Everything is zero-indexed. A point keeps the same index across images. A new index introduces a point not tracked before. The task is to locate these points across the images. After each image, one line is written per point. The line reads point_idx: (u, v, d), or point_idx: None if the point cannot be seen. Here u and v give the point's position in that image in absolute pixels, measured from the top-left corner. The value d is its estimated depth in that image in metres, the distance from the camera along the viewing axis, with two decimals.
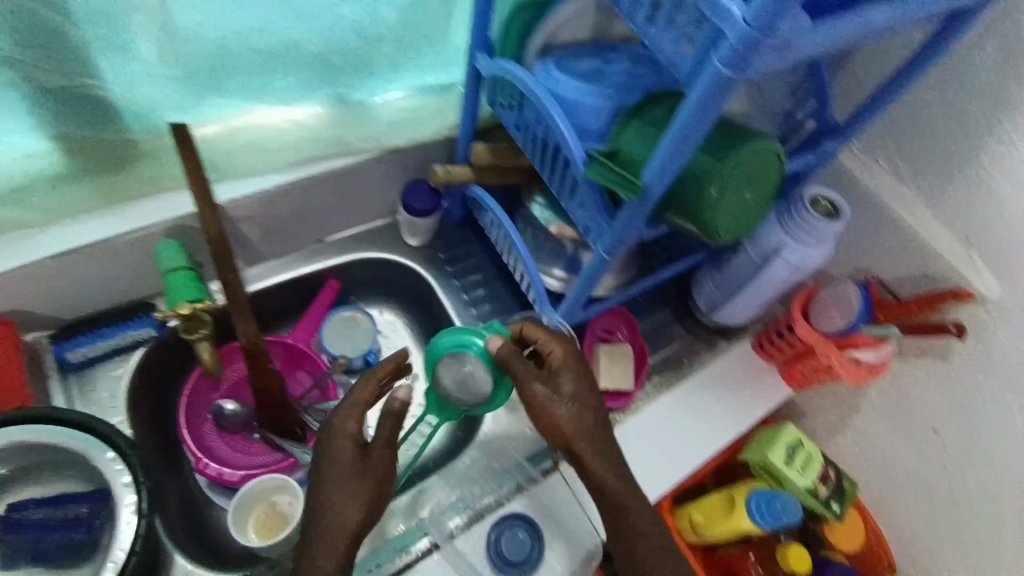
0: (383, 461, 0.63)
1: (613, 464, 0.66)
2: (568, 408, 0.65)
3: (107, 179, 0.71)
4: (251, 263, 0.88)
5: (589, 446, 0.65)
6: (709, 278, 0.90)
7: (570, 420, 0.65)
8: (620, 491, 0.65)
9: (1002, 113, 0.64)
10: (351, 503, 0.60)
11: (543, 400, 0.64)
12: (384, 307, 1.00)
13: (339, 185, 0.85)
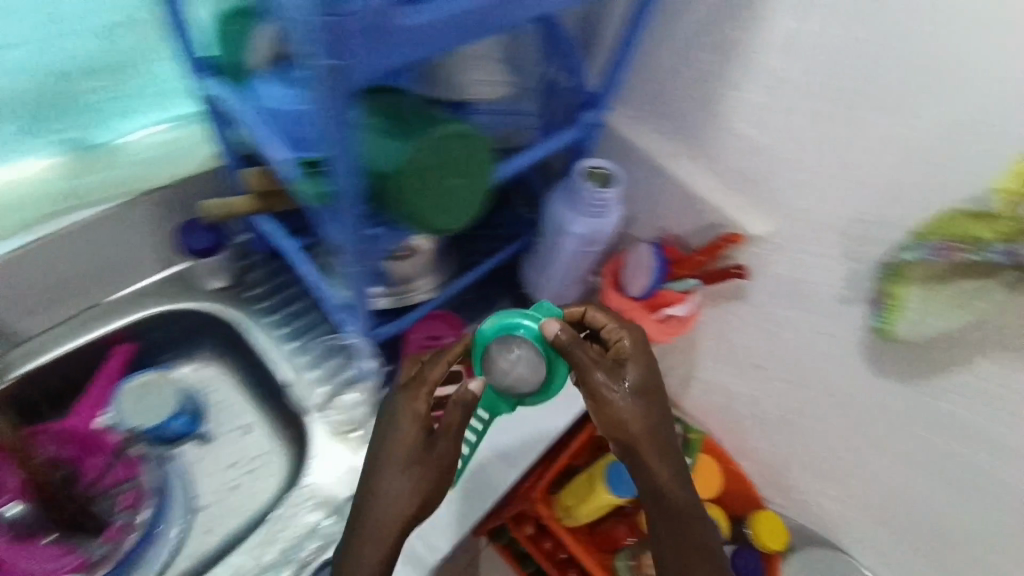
0: (448, 450, 0.63)
1: (667, 460, 0.65)
2: (651, 398, 0.64)
3: None
4: (12, 344, 0.78)
5: (648, 443, 0.63)
6: (529, 265, 0.89)
7: (644, 415, 0.63)
8: (666, 481, 0.65)
9: (728, 61, 0.66)
10: (403, 496, 0.62)
11: (603, 392, 0.62)
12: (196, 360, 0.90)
13: (103, 235, 0.79)
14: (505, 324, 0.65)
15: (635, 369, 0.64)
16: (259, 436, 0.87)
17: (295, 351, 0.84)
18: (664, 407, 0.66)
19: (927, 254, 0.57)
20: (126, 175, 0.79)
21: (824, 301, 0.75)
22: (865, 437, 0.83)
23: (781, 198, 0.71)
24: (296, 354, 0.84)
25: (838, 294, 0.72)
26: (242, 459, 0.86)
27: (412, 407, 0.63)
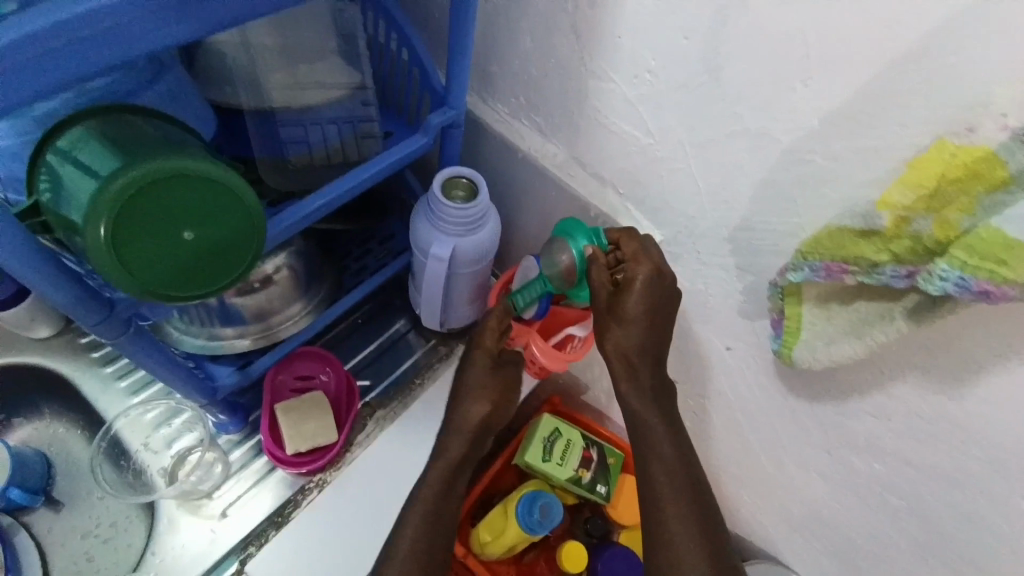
0: (509, 373, 0.73)
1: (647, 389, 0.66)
2: (624, 328, 0.63)
3: None
4: None
5: (648, 362, 0.65)
6: (410, 286, 0.80)
7: (633, 340, 0.63)
8: (659, 429, 0.66)
9: (584, 49, 0.56)
10: (481, 403, 0.71)
11: (604, 322, 0.63)
12: (42, 417, 0.80)
13: None
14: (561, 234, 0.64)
15: (637, 296, 0.61)
16: (109, 503, 0.77)
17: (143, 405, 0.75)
18: (665, 338, 0.65)
19: (812, 273, 0.48)
20: None
21: (724, 314, 0.67)
22: (786, 455, 0.76)
23: (666, 203, 0.62)
24: (143, 407, 0.75)
25: (739, 307, 0.65)
26: (95, 528, 0.76)
27: (485, 346, 0.71)
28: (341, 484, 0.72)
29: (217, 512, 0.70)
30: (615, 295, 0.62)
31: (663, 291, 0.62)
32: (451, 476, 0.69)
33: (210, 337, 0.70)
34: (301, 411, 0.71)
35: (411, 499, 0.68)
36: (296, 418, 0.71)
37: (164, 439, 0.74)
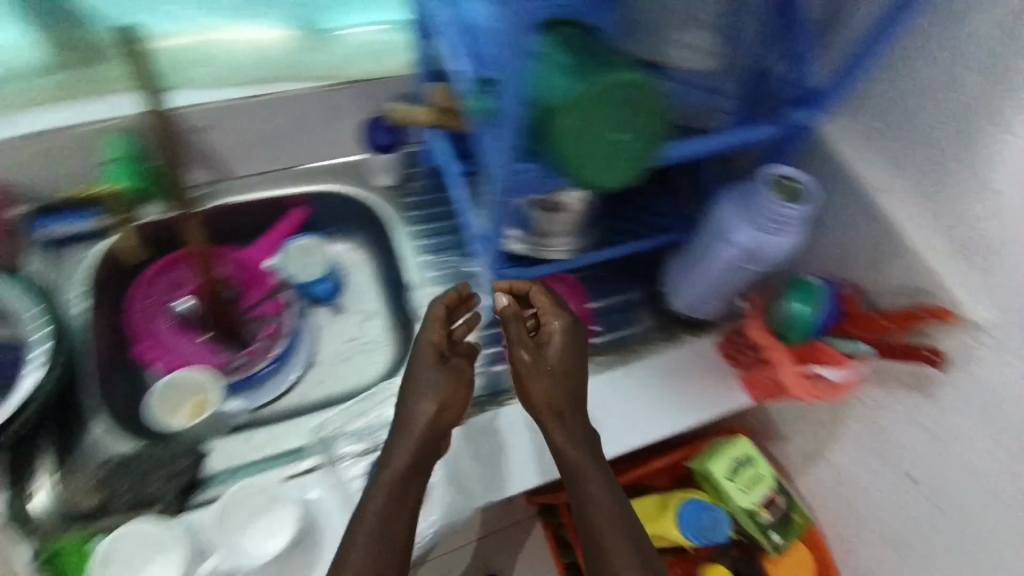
0: (461, 364, 0.67)
1: (574, 433, 0.66)
2: (550, 368, 0.68)
3: (74, 76, 0.71)
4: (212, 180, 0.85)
5: (570, 406, 0.67)
6: (675, 261, 0.81)
7: (557, 390, 0.67)
8: (580, 457, 0.65)
9: (1008, 95, 0.52)
10: (429, 401, 0.64)
11: (527, 368, 0.66)
12: (346, 242, 0.97)
13: (294, 112, 0.82)
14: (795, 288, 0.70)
15: (554, 349, 0.69)
16: (376, 325, 0.94)
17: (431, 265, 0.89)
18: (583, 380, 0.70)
19: None
20: (336, 59, 0.78)
21: None
22: None
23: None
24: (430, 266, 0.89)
25: None
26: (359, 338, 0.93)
27: (427, 339, 0.67)
28: None
29: None
30: (535, 347, 0.69)
31: (580, 347, 0.70)
32: (426, 444, 0.63)
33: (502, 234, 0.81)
34: None
35: (376, 475, 0.62)
36: None
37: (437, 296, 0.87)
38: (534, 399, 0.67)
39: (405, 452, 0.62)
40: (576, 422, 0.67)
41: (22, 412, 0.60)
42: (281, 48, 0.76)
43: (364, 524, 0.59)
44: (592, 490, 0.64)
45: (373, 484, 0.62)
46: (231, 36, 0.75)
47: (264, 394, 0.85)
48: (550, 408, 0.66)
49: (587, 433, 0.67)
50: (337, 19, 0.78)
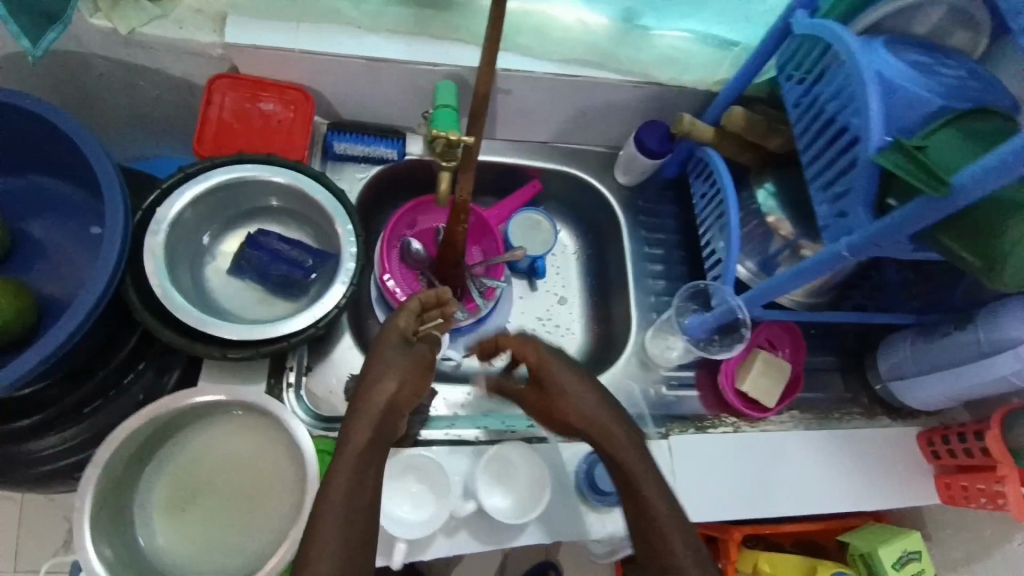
0: (422, 351, 0.60)
1: (602, 404, 0.56)
2: (564, 364, 0.59)
3: (423, 12, 0.73)
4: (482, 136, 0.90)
5: (597, 387, 0.57)
6: (906, 346, 0.80)
7: (586, 387, 0.57)
8: (607, 419, 0.55)
9: None
10: (387, 378, 0.56)
11: (543, 363, 0.59)
12: (563, 225, 0.98)
13: (587, 98, 0.83)
14: None
15: (561, 351, 0.60)
16: (569, 312, 0.94)
17: (653, 275, 0.91)
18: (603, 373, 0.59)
19: None
20: (650, 60, 0.78)
21: None
22: None
23: None
24: (651, 276, 0.91)
25: None
26: (549, 321, 0.93)
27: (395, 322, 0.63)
28: (753, 438, 0.79)
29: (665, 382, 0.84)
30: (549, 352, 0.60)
31: (580, 362, 0.59)
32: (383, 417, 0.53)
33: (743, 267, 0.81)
34: (765, 367, 0.79)
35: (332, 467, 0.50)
36: (759, 370, 0.79)
37: (651, 307, 0.89)
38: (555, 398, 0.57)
39: (369, 418, 0.52)
40: (593, 401, 0.56)
41: (328, 322, 0.63)
42: (607, 38, 0.77)
43: (337, 475, 0.48)
44: (625, 452, 0.53)
45: (336, 459, 0.50)
46: (564, 16, 0.76)
47: (463, 346, 0.88)
48: (575, 396, 0.56)
49: (618, 409, 0.56)
50: (665, 22, 0.76)
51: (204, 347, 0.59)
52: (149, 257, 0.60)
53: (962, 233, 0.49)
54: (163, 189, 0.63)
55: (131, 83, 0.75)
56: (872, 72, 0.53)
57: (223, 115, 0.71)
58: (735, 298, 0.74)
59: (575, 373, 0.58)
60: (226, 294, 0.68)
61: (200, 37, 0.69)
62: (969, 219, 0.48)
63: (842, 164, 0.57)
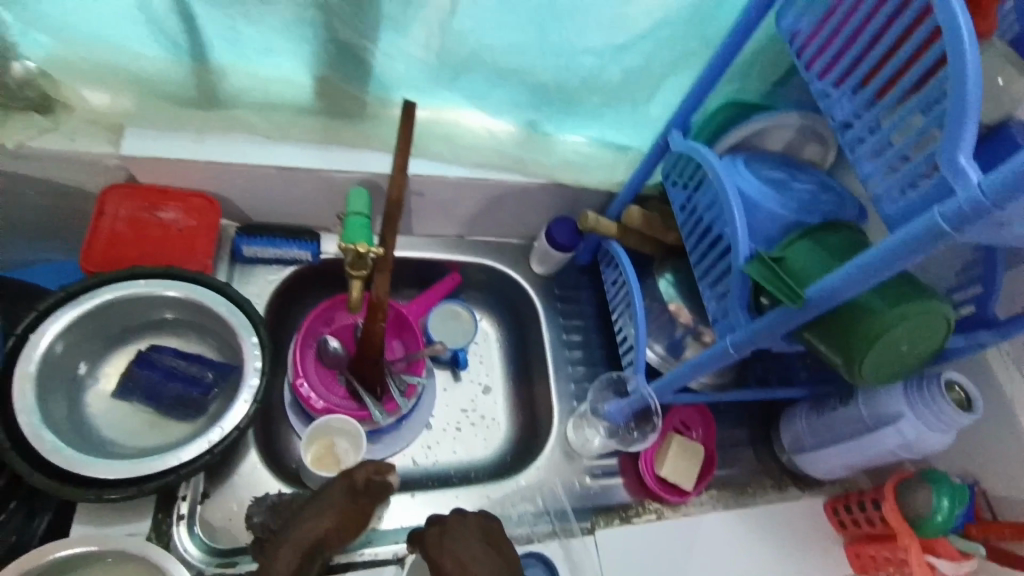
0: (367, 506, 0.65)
1: (490, 562, 0.62)
2: (464, 537, 0.64)
3: (332, 123, 0.74)
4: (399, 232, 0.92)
5: (491, 543, 0.64)
6: (804, 417, 0.85)
7: (479, 562, 0.62)
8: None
9: None
10: (324, 526, 0.62)
11: (435, 540, 0.64)
12: (483, 313, 0.99)
13: (498, 197, 0.86)
14: (926, 477, 0.74)
15: (454, 526, 0.65)
16: (492, 400, 0.93)
17: (573, 361, 0.93)
18: (503, 541, 0.65)
19: None
20: (553, 163, 0.83)
21: None
22: None
23: None
24: (571, 362, 0.93)
25: None
26: (473, 412, 0.92)
27: (353, 471, 0.66)
28: (672, 524, 0.80)
29: (589, 473, 0.84)
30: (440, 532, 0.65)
31: (482, 532, 0.65)
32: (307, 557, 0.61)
33: (652, 352, 0.84)
34: (679, 451, 0.82)
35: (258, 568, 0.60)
36: (674, 455, 0.82)
37: (573, 393, 0.90)
38: (448, 571, 0.62)
39: (289, 560, 0.60)
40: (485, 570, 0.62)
41: (225, 445, 0.59)
42: (511, 144, 0.81)
43: None
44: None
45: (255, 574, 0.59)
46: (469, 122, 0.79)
47: (381, 451, 0.85)
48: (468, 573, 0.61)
49: (506, 564, 0.63)
50: (565, 129, 0.80)
51: (76, 490, 0.54)
52: (18, 388, 0.55)
53: (828, 333, 0.53)
54: (39, 313, 0.59)
55: (9, 191, 0.71)
56: (736, 189, 0.60)
57: (117, 225, 0.68)
58: (647, 387, 0.76)
59: (470, 545, 0.64)
60: (110, 421, 0.63)
61: (94, 148, 0.67)
62: (831, 323, 0.53)
63: (722, 267, 0.62)
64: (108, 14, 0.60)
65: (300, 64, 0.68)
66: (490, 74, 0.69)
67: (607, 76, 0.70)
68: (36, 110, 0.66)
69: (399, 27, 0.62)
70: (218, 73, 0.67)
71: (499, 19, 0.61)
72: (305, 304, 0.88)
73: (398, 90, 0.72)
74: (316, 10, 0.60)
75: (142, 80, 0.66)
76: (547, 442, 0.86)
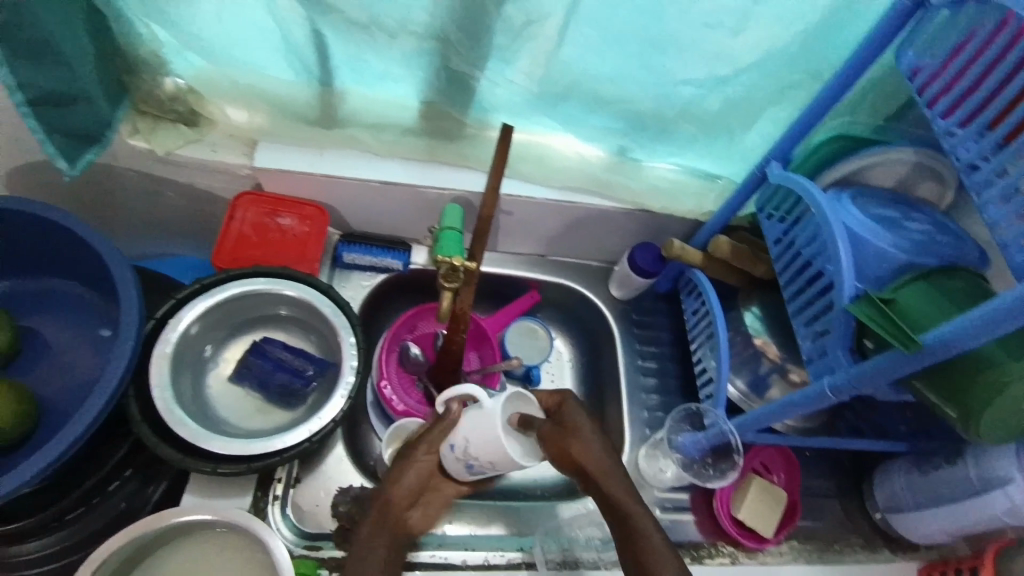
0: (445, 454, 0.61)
1: (601, 445, 0.60)
2: (600, 440, 0.60)
3: (434, 143, 0.79)
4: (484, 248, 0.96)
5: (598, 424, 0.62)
6: (902, 474, 0.79)
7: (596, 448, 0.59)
8: (603, 459, 0.59)
9: None
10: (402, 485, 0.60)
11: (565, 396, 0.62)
12: (558, 333, 1.01)
13: (584, 220, 0.88)
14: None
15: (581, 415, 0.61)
16: None
17: (646, 388, 0.92)
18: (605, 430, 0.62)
19: None
20: (641, 189, 0.83)
21: None
22: None
23: None
24: (645, 390, 0.91)
25: None
26: None
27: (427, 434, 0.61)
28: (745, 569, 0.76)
29: (660, 505, 0.81)
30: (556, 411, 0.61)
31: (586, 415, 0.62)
32: (396, 526, 0.58)
33: (732, 386, 0.82)
34: (759, 493, 0.78)
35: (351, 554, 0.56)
36: (753, 496, 0.78)
37: (646, 421, 0.89)
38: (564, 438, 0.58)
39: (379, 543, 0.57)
40: (598, 448, 0.59)
41: (323, 436, 0.64)
42: (600, 168, 0.82)
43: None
44: (644, 523, 0.56)
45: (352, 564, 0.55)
46: (561, 147, 0.81)
47: None
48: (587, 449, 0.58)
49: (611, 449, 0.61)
50: (656, 157, 0.80)
51: (195, 462, 0.60)
52: (156, 366, 0.63)
53: (944, 387, 0.51)
54: (177, 300, 0.66)
55: (154, 192, 0.80)
56: (841, 226, 0.58)
57: (243, 228, 0.76)
58: (726, 422, 0.74)
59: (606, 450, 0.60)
60: (224, 402, 0.70)
61: (230, 159, 0.76)
62: (946, 375, 0.51)
63: (820, 305, 0.60)
64: (253, 42, 0.67)
65: (412, 89, 0.73)
66: (588, 102, 0.71)
67: (706, 106, 0.70)
68: (185, 122, 0.75)
69: (508, 57, 0.65)
70: (338, 97, 0.74)
71: (604, 50, 0.63)
72: (391, 310, 0.93)
73: (498, 113, 0.75)
74: (435, 42, 0.64)
75: (276, 101, 0.74)
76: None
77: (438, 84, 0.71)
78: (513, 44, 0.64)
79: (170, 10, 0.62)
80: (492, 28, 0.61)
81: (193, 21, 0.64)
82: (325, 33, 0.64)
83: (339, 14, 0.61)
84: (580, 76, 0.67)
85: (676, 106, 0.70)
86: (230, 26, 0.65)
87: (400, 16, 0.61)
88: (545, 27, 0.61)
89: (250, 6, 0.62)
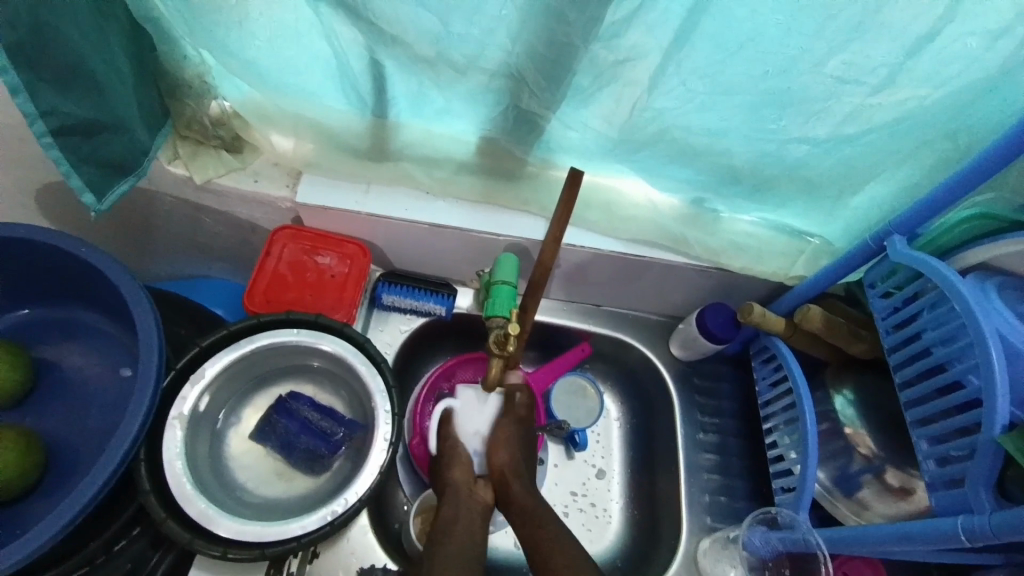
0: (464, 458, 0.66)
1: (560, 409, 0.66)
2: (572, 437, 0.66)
3: (492, 182, 0.71)
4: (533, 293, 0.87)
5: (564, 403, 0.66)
6: None
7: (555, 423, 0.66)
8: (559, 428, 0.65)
9: None
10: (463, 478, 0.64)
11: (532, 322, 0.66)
12: (608, 390, 0.91)
13: (650, 275, 0.78)
14: None
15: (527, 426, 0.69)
16: (611, 492, 0.84)
17: (707, 467, 0.81)
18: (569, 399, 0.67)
19: None
20: (720, 246, 0.72)
21: None
22: None
23: None
24: (706, 470, 0.81)
25: None
26: (589, 504, 0.83)
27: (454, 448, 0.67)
28: None
29: None
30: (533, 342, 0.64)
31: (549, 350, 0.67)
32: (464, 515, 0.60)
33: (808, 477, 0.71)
34: None
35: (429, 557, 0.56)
36: None
37: (706, 506, 0.79)
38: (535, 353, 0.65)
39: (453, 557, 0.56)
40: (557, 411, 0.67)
41: (346, 519, 0.56)
42: (676, 221, 0.72)
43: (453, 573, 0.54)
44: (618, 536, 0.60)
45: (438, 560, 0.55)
46: (633, 194, 0.72)
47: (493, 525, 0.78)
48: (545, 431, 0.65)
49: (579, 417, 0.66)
50: (739, 211, 0.71)
51: (202, 543, 0.53)
52: (172, 427, 0.57)
53: None
54: (201, 350, 0.60)
55: (192, 219, 0.75)
56: (994, 332, 0.48)
57: (279, 266, 0.70)
58: (810, 530, 0.64)
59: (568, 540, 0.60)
60: (244, 464, 0.64)
61: (272, 191, 0.70)
62: None
63: (955, 423, 0.50)
64: (303, 70, 0.60)
65: (472, 125, 0.66)
66: (673, 152, 0.62)
67: (814, 165, 0.60)
68: (227, 149, 0.70)
69: (587, 98, 0.57)
70: (393, 129, 0.67)
71: (704, 100, 0.54)
72: (430, 353, 0.85)
73: (566, 154, 0.67)
74: (507, 81, 0.56)
75: (323, 130, 0.67)
76: (670, 563, 0.76)
77: (503, 121, 0.63)
78: (595, 86, 0.55)
79: (218, 36, 0.56)
80: (575, 69, 0.52)
81: (243, 48, 0.57)
82: (384, 64, 0.57)
83: (403, 47, 0.53)
84: (668, 124, 0.58)
85: (777, 162, 0.60)
86: (281, 52, 0.58)
87: (472, 52, 0.53)
88: (637, 69, 0.52)
89: (304, 33, 0.55)
